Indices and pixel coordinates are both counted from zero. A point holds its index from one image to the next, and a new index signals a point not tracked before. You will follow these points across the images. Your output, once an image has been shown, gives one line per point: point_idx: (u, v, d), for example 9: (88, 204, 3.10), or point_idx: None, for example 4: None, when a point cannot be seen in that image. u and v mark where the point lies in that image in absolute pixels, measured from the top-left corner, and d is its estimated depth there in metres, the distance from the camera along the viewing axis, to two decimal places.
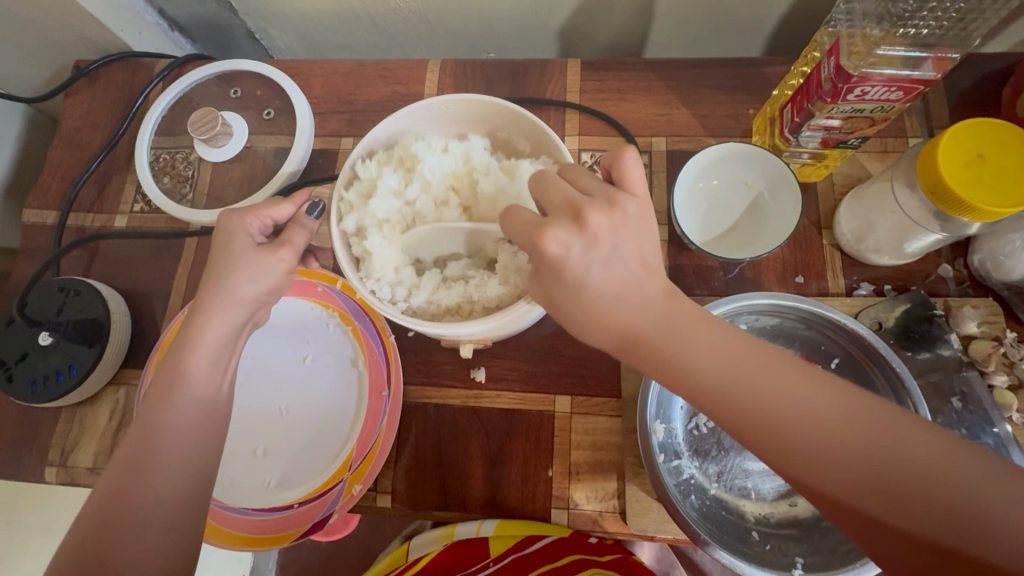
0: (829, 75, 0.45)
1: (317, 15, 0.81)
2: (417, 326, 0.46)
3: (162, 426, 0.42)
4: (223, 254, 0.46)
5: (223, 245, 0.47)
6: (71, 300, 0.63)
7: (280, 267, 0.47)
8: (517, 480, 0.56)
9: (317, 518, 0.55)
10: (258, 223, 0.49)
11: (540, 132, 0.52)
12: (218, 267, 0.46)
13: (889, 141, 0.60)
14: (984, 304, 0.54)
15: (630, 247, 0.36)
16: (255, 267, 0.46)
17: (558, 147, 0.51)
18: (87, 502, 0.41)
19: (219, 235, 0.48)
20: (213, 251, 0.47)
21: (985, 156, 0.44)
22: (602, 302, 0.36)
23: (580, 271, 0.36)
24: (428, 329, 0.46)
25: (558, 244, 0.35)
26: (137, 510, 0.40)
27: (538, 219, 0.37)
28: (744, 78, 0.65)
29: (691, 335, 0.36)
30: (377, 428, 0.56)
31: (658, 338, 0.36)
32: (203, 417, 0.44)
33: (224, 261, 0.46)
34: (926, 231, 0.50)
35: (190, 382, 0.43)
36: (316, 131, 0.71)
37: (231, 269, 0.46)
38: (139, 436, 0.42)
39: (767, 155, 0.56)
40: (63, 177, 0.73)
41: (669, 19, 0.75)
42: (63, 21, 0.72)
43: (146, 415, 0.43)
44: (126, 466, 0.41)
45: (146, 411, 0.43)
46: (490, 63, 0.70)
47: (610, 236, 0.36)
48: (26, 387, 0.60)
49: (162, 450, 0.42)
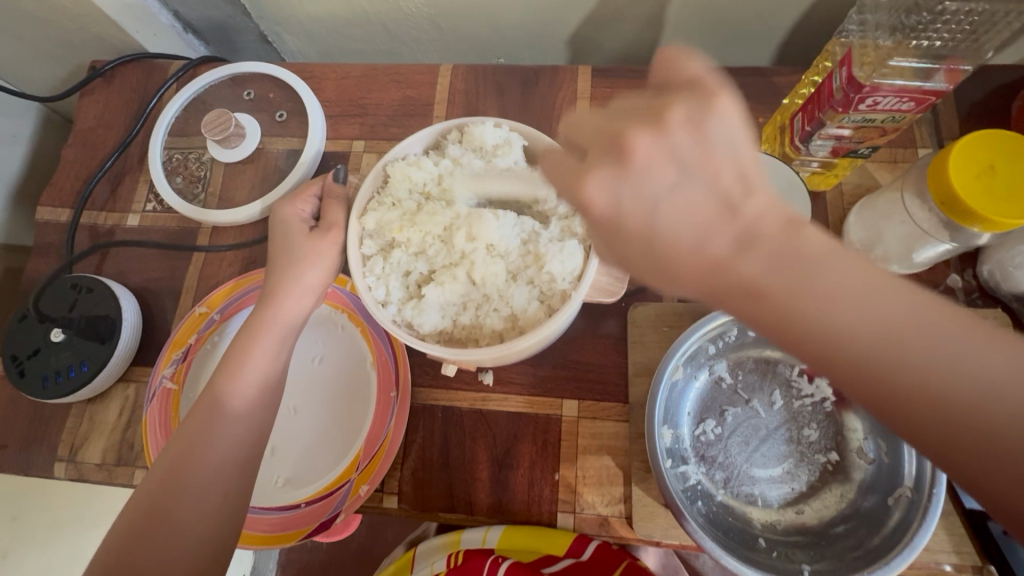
0: (841, 84, 0.45)
1: (330, 20, 0.82)
2: (401, 335, 0.48)
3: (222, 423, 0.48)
4: (288, 242, 0.53)
5: (283, 234, 0.54)
6: (84, 297, 0.63)
7: (334, 248, 0.53)
8: (523, 483, 0.56)
9: (323, 518, 0.55)
10: (307, 208, 0.55)
11: None
12: (281, 257, 0.53)
13: (898, 152, 0.60)
14: (993, 314, 0.54)
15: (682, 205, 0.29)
16: (313, 253, 0.53)
17: None
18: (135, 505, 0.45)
19: (277, 226, 0.54)
20: (275, 242, 0.54)
21: (995, 166, 0.44)
22: (674, 235, 0.29)
23: (640, 214, 0.30)
24: (417, 345, 0.47)
25: (598, 190, 0.30)
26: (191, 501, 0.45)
27: (574, 162, 0.32)
28: (754, 87, 0.65)
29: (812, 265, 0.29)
30: (385, 428, 0.57)
31: (774, 285, 0.29)
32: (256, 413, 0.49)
33: (288, 250, 0.53)
34: (936, 241, 0.50)
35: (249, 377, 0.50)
36: (328, 133, 0.71)
37: (292, 259, 0.53)
38: (204, 427, 0.48)
39: (778, 164, 0.57)
40: (76, 176, 0.74)
41: (678, 29, 0.75)
42: (81, 22, 0.73)
43: (209, 412, 0.48)
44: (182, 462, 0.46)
45: (210, 408, 0.49)
46: (501, 69, 0.70)
47: (653, 156, 0.29)
48: (38, 382, 0.61)
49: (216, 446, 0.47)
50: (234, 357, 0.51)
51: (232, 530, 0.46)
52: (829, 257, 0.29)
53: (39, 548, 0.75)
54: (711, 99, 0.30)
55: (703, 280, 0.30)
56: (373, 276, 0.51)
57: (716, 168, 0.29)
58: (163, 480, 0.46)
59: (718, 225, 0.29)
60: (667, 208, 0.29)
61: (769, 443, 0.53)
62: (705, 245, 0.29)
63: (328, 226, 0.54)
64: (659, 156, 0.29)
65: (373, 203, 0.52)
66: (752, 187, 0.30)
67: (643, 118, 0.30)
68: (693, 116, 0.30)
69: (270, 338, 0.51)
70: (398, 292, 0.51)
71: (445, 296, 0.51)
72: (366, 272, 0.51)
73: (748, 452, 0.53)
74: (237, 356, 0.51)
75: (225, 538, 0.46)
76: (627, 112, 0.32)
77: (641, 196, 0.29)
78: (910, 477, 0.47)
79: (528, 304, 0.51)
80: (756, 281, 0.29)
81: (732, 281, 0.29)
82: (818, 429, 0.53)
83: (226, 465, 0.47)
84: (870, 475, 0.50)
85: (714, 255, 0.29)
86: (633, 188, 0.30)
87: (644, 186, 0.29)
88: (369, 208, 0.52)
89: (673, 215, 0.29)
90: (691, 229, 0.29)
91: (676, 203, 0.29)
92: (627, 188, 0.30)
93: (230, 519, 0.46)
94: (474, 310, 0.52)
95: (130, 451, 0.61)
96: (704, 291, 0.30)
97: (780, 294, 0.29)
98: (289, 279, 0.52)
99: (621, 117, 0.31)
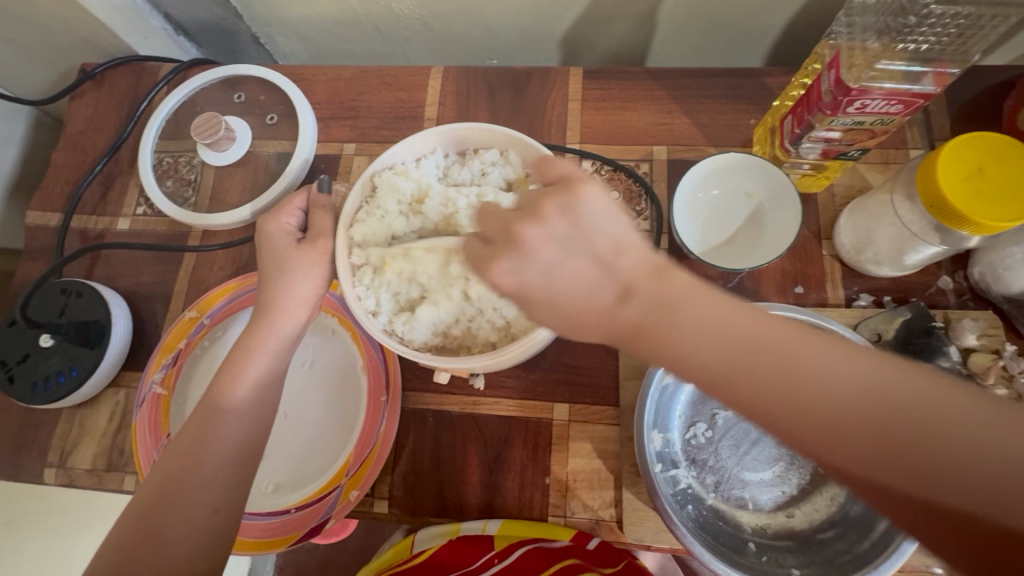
0: (829, 87, 0.45)
1: (322, 21, 0.82)
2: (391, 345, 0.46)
3: (212, 430, 0.48)
4: (277, 253, 0.53)
5: (270, 246, 0.54)
6: (73, 302, 0.63)
7: (325, 254, 0.53)
8: (514, 487, 0.56)
9: (314, 524, 0.55)
10: (292, 220, 0.55)
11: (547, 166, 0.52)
12: (272, 264, 0.53)
13: (890, 153, 0.60)
14: (984, 316, 0.54)
15: (576, 270, 0.36)
16: (304, 262, 0.52)
17: None
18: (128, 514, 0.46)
19: (264, 241, 0.54)
20: (264, 255, 0.54)
21: (984, 169, 0.44)
22: (565, 301, 0.36)
23: (540, 284, 0.36)
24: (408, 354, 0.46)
25: (506, 275, 0.36)
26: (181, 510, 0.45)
27: (485, 249, 0.38)
28: (746, 88, 0.65)
29: (689, 313, 0.34)
30: (375, 433, 0.56)
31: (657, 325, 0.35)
32: (246, 421, 0.49)
33: (277, 260, 0.53)
34: (926, 243, 0.50)
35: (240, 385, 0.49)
36: (319, 136, 0.71)
37: (284, 269, 0.52)
38: (194, 435, 0.48)
39: (771, 165, 0.56)
40: (67, 180, 0.73)
41: (671, 29, 0.75)
42: (71, 25, 0.73)
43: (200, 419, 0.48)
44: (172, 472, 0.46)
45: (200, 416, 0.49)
46: (492, 70, 0.70)
47: (543, 239, 0.36)
48: (27, 388, 0.61)
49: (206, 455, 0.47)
50: (227, 364, 0.51)
51: (227, 534, 0.47)
52: (693, 296, 0.35)
53: None
54: (579, 186, 0.37)
55: (597, 333, 0.36)
56: (363, 286, 0.51)
57: (593, 242, 0.36)
58: (160, 483, 0.46)
59: (602, 283, 0.35)
60: (561, 281, 0.35)
61: (760, 446, 0.52)
62: (594, 299, 0.36)
63: (321, 228, 0.53)
64: (544, 238, 0.36)
65: (361, 214, 0.53)
66: (626, 248, 0.36)
67: (524, 211, 0.37)
68: (566, 201, 0.36)
69: (268, 346, 0.51)
70: (389, 303, 0.51)
71: (437, 305, 0.51)
72: (356, 281, 0.51)
73: (739, 455, 0.53)
74: (231, 360, 0.51)
75: (216, 545, 0.46)
76: (523, 204, 0.38)
77: (537, 272, 0.36)
78: None
79: (520, 310, 0.51)
80: (640, 324, 0.35)
81: (618, 328, 0.35)
82: None
83: (222, 468, 0.47)
84: None
85: (601, 310, 0.35)
86: (530, 266, 0.36)
87: (535, 267, 0.36)
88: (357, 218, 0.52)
89: (566, 284, 0.35)
90: (584, 296, 0.36)
91: (574, 278, 0.35)
92: (527, 266, 0.36)
93: (225, 522, 0.46)
94: (466, 319, 0.52)
95: (121, 457, 0.61)
96: (603, 337, 0.36)
97: (648, 334, 0.35)
98: (284, 286, 0.52)
99: (512, 211, 0.38)
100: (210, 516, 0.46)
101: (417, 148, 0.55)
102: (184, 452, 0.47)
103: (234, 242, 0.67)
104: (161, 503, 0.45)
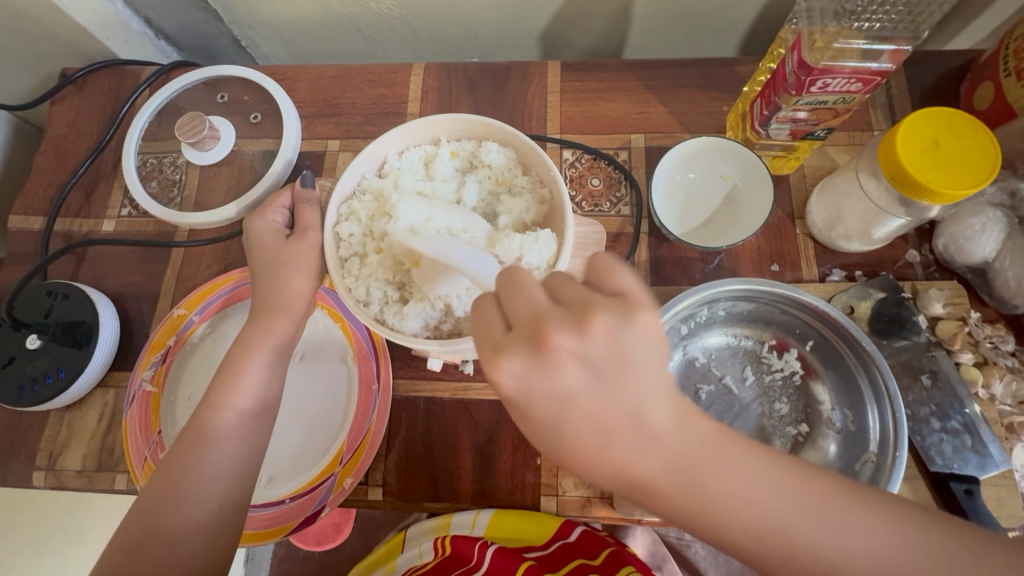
0: (793, 68, 0.47)
1: (303, 23, 0.83)
2: (379, 330, 0.47)
3: (209, 432, 0.48)
4: (267, 249, 0.53)
5: (258, 245, 0.54)
6: (59, 304, 0.63)
7: (314, 248, 0.54)
8: (506, 470, 0.57)
9: (308, 513, 0.55)
10: (278, 217, 0.56)
11: (529, 150, 0.53)
12: (262, 261, 0.53)
13: (856, 135, 0.62)
14: (949, 286, 0.56)
15: (585, 417, 0.33)
16: (294, 258, 0.53)
17: (544, 162, 0.52)
18: (129, 520, 0.46)
19: (251, 239, 0.55)
20: (254, 256, 0.54)
21: (940, 142, 0.46)
22: (576, 446, 0.33)
23: (545, 408, 0.33)
24: (400, 339, 0.47)
25: (510, 374, 0.33)
26: (183, 513, 0.45)
27: (500, 333, 0.34)
28: (718, 77, 0.67)
29: (704, 475, 0.33)
30: (367, 422, 0.57)
31: (668, 484, 0.33)
32: (245, 420, 0.49)
33: (267, 256, 0.53)
34: (892, 217, 0.52)
35: (237, 385, 0.50)
36: (303, 134, 0.72)
37: (275, 266, 0.53)
38: (190, 439, 0.48)
39: (741, 147, 0.59)
40: (49, 184, 0.73)
41: (645, 24, 0.78)
42: (48, 30, 0.73)
43: (197, 422, 0.49)
44: (171, 474, 0.46)
45: (198, 419, 0.49)
46: (473, 66, 0.71)
47: (575, 355, 0.32)
48: (13, 390, 0.60)
49: (205, 456, 0.47)
50: (225, 362, 0.51)
51: (229, 531, 0.47)
52: (710, 452, 0.33)
53: (19, 563, 0.73)
54: (636, 313, 0.34)
55: (613, 477, 0.33)
56: (352, 277, 0.52)
57: (634, 380, 0.33)
58: (161, 481, 0.46)
59: (618, 431, 0.33)
60: (574, 413, 0.33)
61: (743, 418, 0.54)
62: (609, 447, 0.33)
63: (310, 221, 0.54)
64: (577, 358, 0.32)
65: (349, 208, 0.53)
66: (656, 401, 0.33)
67: (566, 319, 0.33)
68: (612, 324, 0.33)
69: (262, 340, 0.52)
70: (378, 294, 0.52)
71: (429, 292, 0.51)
72: (345, 273, 0.52)
73: None
74: (229, 357, 0.51)
75: (216, 546, 0.46)
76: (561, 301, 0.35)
77: (553, 389, 0.32)
78: (874, 440, 0.49)
79: None
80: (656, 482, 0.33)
81: (633, 479, 0.33)
82: (789, 402, 0.55)
83: (224, 463, 0.47)
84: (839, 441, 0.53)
85: (619, 455, 0.33)
86: (546, 383, 0.32)
87: (554, 388, 0.32)
88: (345, 213, 0.53)
89: (580, 413, 0.33)
90: (595, 407, 0.33)
91: (547, 389, 0.32)
92: (543, 379, 0.33)
93: (228, 516, 0.47)
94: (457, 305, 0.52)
95: (111, 457, 0.61)
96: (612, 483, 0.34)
97: (671, 491, 0.33)
98: (276, 281, 0.52)
99: (551, 306, 0.34)
100: (215, 511, 0.46)
101: (399, 140, 0.56)
102: (181, 455, 0.47)
103: (222, 238, 0.67)
104: (163, 502, 0.46)
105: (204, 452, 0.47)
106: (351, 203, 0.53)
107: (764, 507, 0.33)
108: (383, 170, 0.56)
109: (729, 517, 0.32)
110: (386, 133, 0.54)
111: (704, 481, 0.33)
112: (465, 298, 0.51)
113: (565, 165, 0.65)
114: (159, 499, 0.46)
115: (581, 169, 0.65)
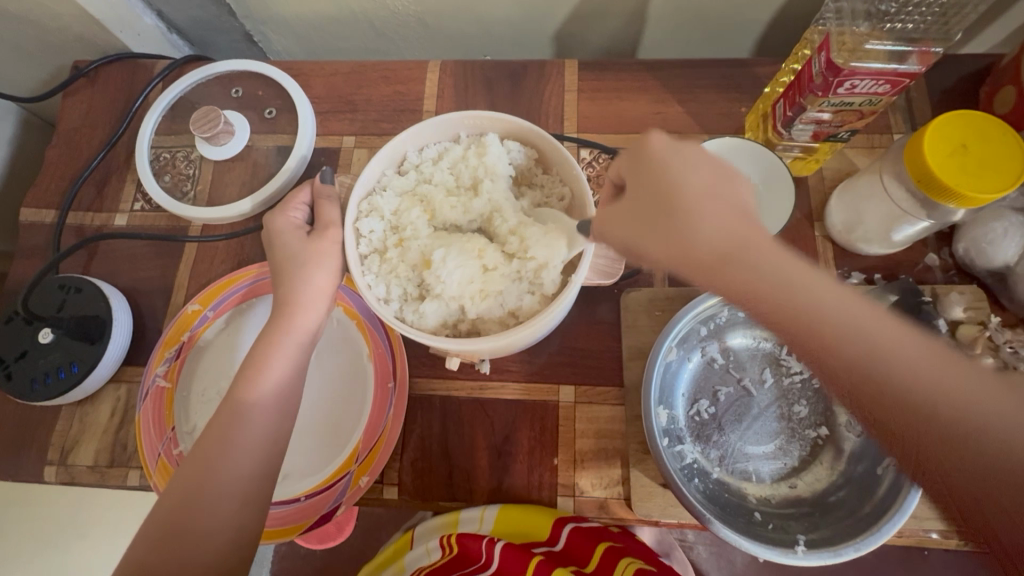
0: (820, 69, 0.46)
1: (317, 19, 0.82)
2: (398, 325, 0.47)
3: (233, 428, 0.48)
4: (287, 247, 0.53)
5: (280, 242, 0.54)
6: (72, 297, 0.63)
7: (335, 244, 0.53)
8: (522, 470, 0.56)
9: (324, 511, 0.55)
10: (298, 214, 0.55)
11: (552, 149, 0.53)
12: (283, 259, 0.53)
13: (875, 137, 0.62)
14: (969, 291, 0.56)
15: (711, 226, 0.35)
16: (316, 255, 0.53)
17: (568, 162, 0.52)
18: (151, 516, 0.46)
19: (271, 236, 0.54)
20: (275, 252, 0.54)
21: (968, 146, 0.46)
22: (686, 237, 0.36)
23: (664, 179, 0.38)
24: (421, 337, 0.46)
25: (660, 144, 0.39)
26: (205, 509, 0.45)
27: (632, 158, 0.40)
28: (736, 78, 0.67)
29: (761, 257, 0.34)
30: (383, 421, 0.57)
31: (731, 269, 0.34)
32: (269, 418, 0.49)
33: (288, 253, 0.53)
34: (914, 220, 0.52)
35: (259, 382, 0.49)
36: (318, 130, 0.72)
37: (296, 263, 0.52)
38: (212, 434, 0.47)
39: (760, 148, 0.59)
40: (61, 177, 0.73)
41: (660, 24, 0.77)
42: (62, 23, 0.73)
43: (220, 418, 0.48)
44: (194, 470, 0.46)
45: (221, 415, 0.48)
46: (490, 64, 0.71)
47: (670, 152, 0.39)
48: (25, 385, 0.60)
49: (228, 453, 0.47)
50: (248, 359, 0.51)
51: (251, 527, 0.47)
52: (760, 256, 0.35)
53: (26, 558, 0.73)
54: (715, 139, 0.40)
55: (684, 247, 0.36)
56: (372, 274, 0.52)
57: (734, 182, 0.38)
58: (183, 476, 0.46)
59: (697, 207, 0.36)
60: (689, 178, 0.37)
61: (762, 419, 0.54)
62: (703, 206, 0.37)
63: (329, 217, 0.54)
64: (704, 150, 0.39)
65: (369, 204, 0.53)
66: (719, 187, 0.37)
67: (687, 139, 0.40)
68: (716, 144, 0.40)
69: (285, 336, 0.51)
70: (399, 291, 0.52)
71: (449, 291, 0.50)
72: (365, 270, 0.52)
73: (741, 430, 0.54)
74: (251, 353, 0.51)
75: (238, 542, 0.46)
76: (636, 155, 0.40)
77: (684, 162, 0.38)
78: None
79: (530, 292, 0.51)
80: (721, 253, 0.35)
81: (715, 250, 0.35)
82: (808, 405, 0.55)
83: (248, 459, 0.47)
84: (858, 445, 0.52)
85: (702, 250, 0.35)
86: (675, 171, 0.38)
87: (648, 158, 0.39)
88: (365, 209, 0.52)
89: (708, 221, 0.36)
90: (706, 189, 0.36)
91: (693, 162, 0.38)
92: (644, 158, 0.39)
93: (250, 513, 0.47)
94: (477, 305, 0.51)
95: (124, 453, 0.60)
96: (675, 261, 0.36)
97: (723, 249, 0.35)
98: (297, 278, 0.52)
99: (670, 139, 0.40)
100: (237, 508, 0.46)
101: (421, 137, 0.55)
102: (202, 451, 0.47)
103: (236, 233, 0.67)
104: (186, 497, 0.45)
105: (227, 447, 0.47)
106: (371, 200, 0.53)
107: (883, 371, 0.32)
108: (403, 167, 0.55)
109: (812, 317, 0.33)
110: (407, 130, 0.53)
111: (745, 266, 0.34)
112: (484, 297, 0.50)
113: (583, 164, 0.65)
114: (182, 493, 0.45)
115: (598, 168, 0.65)
